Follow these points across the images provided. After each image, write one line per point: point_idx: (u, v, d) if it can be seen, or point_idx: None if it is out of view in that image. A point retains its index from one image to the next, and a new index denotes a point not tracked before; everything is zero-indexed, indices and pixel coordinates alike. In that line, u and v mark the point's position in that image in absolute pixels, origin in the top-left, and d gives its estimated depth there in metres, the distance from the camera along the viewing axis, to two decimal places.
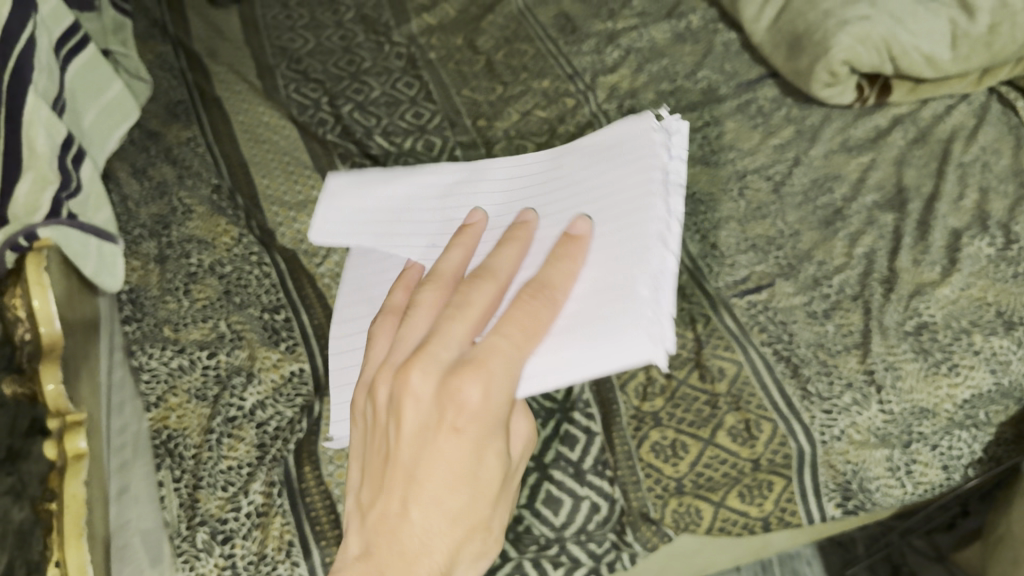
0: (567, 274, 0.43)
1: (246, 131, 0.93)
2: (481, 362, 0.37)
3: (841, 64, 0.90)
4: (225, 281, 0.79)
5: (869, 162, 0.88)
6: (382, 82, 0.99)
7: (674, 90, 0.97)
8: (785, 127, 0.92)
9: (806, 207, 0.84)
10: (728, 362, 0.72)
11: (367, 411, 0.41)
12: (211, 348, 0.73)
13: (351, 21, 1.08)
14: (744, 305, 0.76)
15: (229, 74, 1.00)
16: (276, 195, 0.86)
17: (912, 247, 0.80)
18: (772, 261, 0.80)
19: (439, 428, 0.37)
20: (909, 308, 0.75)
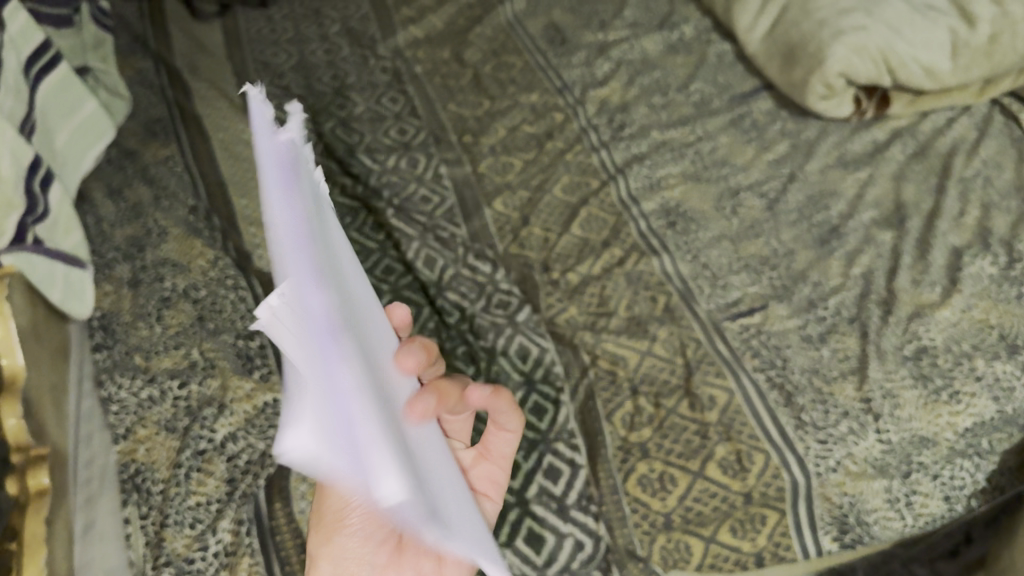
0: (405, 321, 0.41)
1: (225, 149, 0.91)
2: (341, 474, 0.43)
3: (836, 76, 0.87)
4: (200, 306, 0.77)
5: (866, 177, 0.85)
6: (367, 97, 0.97)
7: (666, 103, 0.94)
8: (780, 142, 0.89)
9: (801, 225, 0.81)
10: (718, 390, 0.69)
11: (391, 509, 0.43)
12: (183, 378, 0.71)
13: (337, 35, 1.06)
14: (737, 329, 0.73)
15: (210, 90, 0.98)
16: (255, 216, 0.84)
17: (911, 267, 0.77)
18: (765, 282, 0.77)
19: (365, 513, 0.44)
20: (908, 331, 0.72)
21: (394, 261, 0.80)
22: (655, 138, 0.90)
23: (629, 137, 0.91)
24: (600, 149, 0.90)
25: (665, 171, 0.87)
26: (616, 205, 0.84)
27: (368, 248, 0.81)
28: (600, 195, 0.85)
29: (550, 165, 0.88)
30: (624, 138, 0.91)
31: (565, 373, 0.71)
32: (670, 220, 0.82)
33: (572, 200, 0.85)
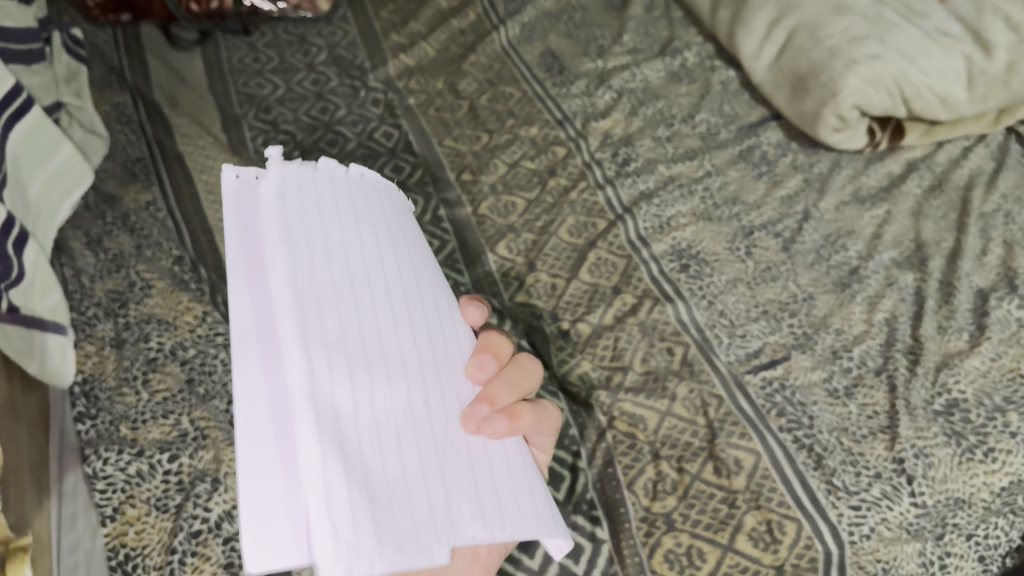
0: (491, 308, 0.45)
1: (210, 192, 0.86)
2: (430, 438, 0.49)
3: (851, 108, 0.83)
4: (188, 369, 0.72)
5: (884, 215, 0.82)
6: (358, 131, 0.92)
7: (671, 135, 0.90)
8: (792, 176, 0.86)
9: (819, 267, 0.78)
10: (744, 453, 0.65)
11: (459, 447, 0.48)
12: (173, 451, 0.67)
13: (324, 63, 1.01)
14: (758, 383, 0.70)
15: (192, 126, 0.93)
16: None
17: (936, 311, 0.74)
18: (786, 330, 0.74)
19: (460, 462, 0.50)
20: (937, 384, 0.69)
21: None
22: (662, 173, 0.87)
23: (635, 173, 0.87)
24: (605, 185, 0.86)
25: (674, 210, 0.83)
26: (626, 247, 0.80)
27: None
28: (608, 237, 0.81)
29: (554, 205, 0.84)
30: (630, 174, 0.87)
31: (581, 437, 0.66)
32: (683, 263, 0.79)
33: (579, 242, 0.81)
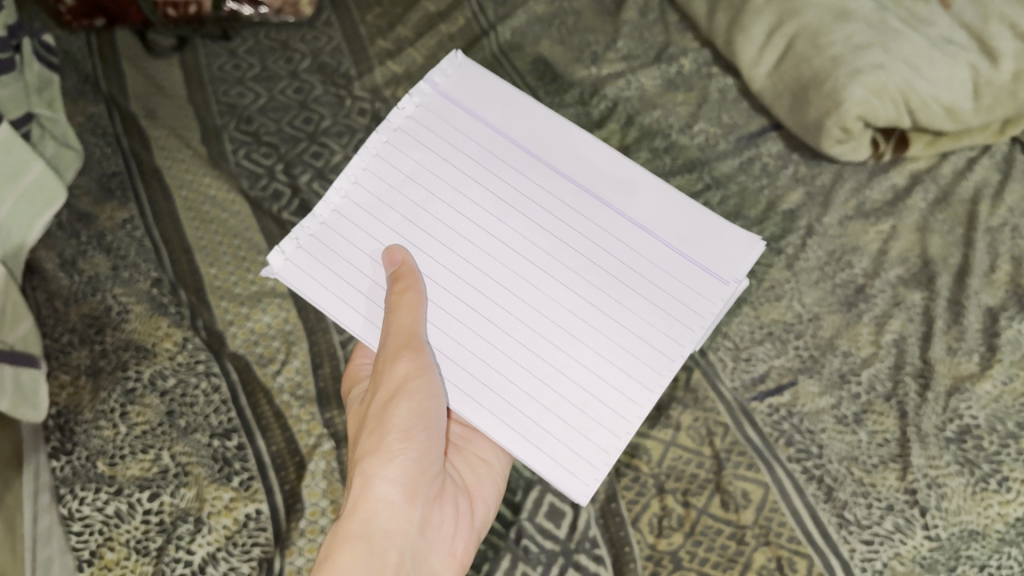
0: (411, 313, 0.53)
1: (189, 209, 0.82)
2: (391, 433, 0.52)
3: (855, 120, 0.81)
4: (168, 400, 0.69)
5: (889, 230, 0.79)
6: (345, 144, 0.89)
7: (669, 146, 0.88)
8: (794, 189, 0.83)
9: (824, 285, 0.75)
10: (752, 485, 0.64)
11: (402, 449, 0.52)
12: (153, 489, 0.64)
13: (308, 70, 0.97)
14: (765, 411, 0.67)
15: (170, 138, 0.89)
16: (225, 287, 0.76)
17: (945, 332, 0.72)
18: (792, 353, 0.71)
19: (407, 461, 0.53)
20: (949, 409, 0.67)
21: None
22: None
23: None
24: None
25: None
26: None
27: None
28: None
29: None
30: None
31: None
32: None
33: None
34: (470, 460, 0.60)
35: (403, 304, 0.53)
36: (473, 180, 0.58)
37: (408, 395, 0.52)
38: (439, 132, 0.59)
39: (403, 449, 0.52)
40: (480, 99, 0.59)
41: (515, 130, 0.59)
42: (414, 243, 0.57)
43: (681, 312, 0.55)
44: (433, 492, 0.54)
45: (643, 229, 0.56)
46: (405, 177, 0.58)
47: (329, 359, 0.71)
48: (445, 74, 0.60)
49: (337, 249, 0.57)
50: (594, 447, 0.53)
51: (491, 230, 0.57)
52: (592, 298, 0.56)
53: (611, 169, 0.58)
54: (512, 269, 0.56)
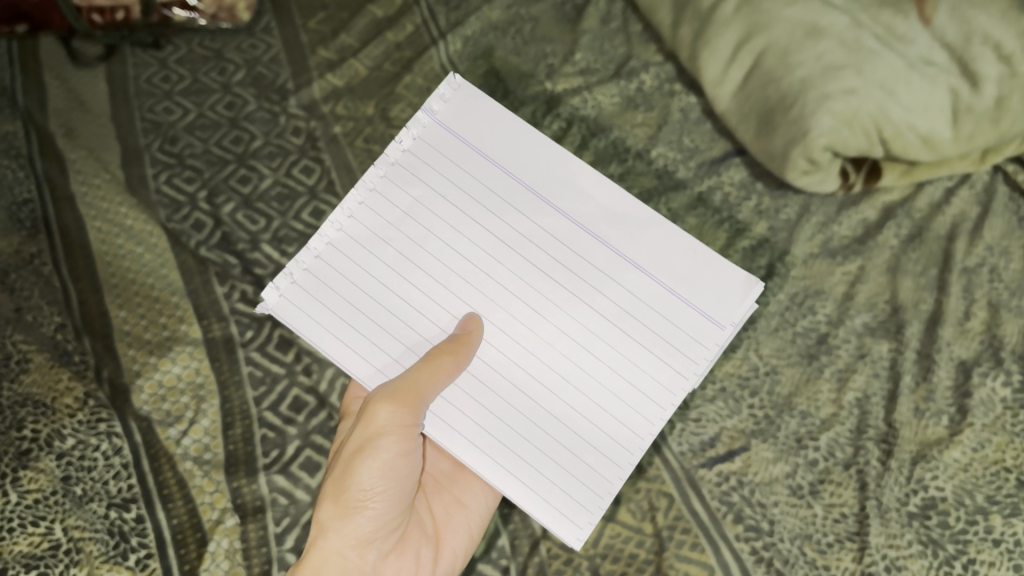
0: (437, 371, 0.60)
1: (102, 242, 0.76)
2: (356, 487, 0.60)
3: (822, 150, 0.75)
4: (65, 465, 0.64)
5: (856, 271, 0.73)
6: (275, 167, 0.82)
7: (624, 173, 0.82)
8: (757, 223, 0.77)
9: (784, 334, 0.69)
10: (695, 567, 0.63)
11: (365, 503, 0.60)
12: (41, 568, 0.61)
13: (241, 83, 0.88)
14: (714, 480, 0.64)
15: (87, 159, 0.82)
16: (134, 332, 0.70)
17: (913, 390, 0.67)
18: (745, 412, 0.66)
19: (372, 515, 0.61)
20: (913, 480, 0.64)
21: (305, 394, 0.67)
22: None
23: None
24: None
25: None
26: None
27: (274, 375, 0.68)
28: None
29: None
30: None
31: (510, 551, 0.66)
32: None
33: None
34: (448, 502, 0.67)
35: (433, 363, 0.60)
36: (465, 222, 0.66)
37: (379, 453, 0.60)
38: (438, 165, 0.67)
39: (373, 497, 0.60)
40: (482, 136, 0.67)
41: (516, 167, 0.66)
42: (408, 277, 0.66)
43: (683, 361, 0.63)
44: (388, 543, 0.63)
45: (642, 269, 0.64)
46: (408, 209, 0.67)
47: (241, 418, 0.66)
48: (445, 104, 0.67)
49: (337, 287, 0.65)
50: (590, 495, 0.64)
51: (486, 269, 0.66)
52: (585, 342, 0.64)
53: (610, 207, 0.65)
54: (502, 302, 0.65)
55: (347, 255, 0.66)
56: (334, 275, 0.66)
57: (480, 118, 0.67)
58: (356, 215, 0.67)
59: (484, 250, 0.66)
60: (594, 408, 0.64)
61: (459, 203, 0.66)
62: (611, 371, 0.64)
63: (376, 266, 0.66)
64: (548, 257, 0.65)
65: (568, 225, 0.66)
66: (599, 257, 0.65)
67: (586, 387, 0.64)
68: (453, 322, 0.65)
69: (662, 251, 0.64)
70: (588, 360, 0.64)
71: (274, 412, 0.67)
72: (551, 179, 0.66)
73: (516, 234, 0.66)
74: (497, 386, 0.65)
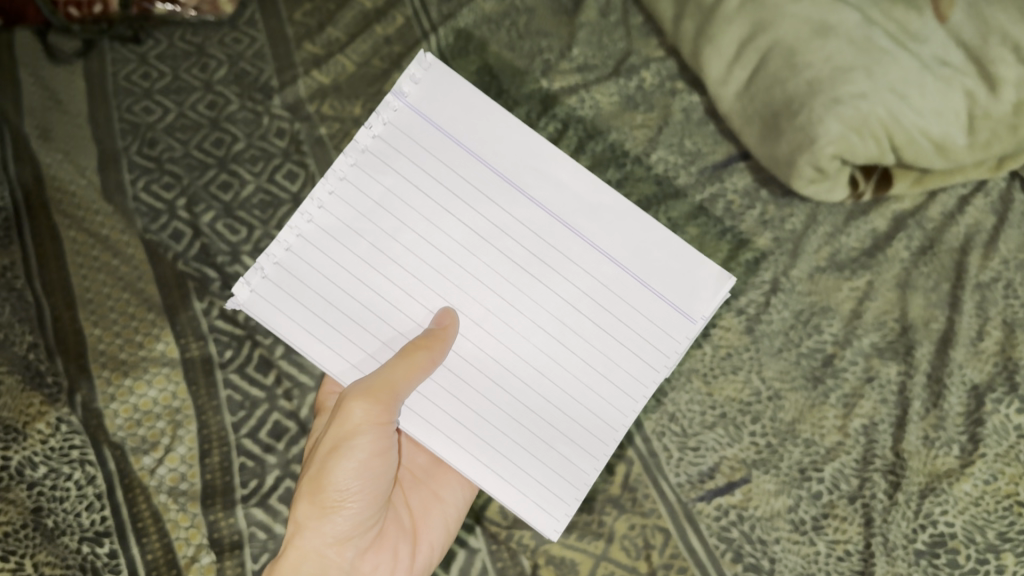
0: (407, 371, 0.54)
1: (77, 253, 0.72)
2: (333, 487, 0.56)
3: (830, 158, 0.71)
4: (36, 496, 0.62)
5: (864, 287, 0.70)
6: (258, 172, 0.78)
7: (623, 179, 0.79)
8: (761, 234, 0.74)
9: (788, 355, 0.67)
10: None
11: (343, 503, 0.57)
12: None
13: (223, 80, 0.83)
14: (713, 515, 0.63)
15: (62, 162, 0.78)
16: (109, 352, 0.67)
17: (921, 418, 0.65)
18: (746, 440, 0.64)
19: (351, 514, 0.57)
20: (922, 515, 0.62)
21: (285, 419, 0.66)
22: None
23: None
24: None
25: None
26: None
27: (253, 399, 0.66)
28: None
29: None
30: None
31: None
32: None
33: None
34: (426, 496, 0.64)
35: (404, 361, 0.54)
36: (436, 208, 0.57)
37: (354, 450, 0.56)
38: (402, 143, 0.57)
39: (350, 496, 0.57)
40: (448, 111, 0.57)
41: (489, 150, 0.57)
42: (376, 271, 0.58)
43: (654, 355, 0.58)
44: (366, 540, 0.59)
45: (619, 264, 0.57)
46: (371, 195, 0.57)
47: (219, 445, 0.65)
48: (415, 82, 0.56)
49: (308, 280, 0.58)
50: (566, 486, 0.60)
51: (457, 260, 0.58)
52: (564, 338, 0.58)
53: (588, 196, 0.57)
54: (478, 297, 0.58)
55: (311, 246, 0.58)
56: (297, 271, 0.58)
57: (442, 89, 0.57)
58: (316, 202, 0.57)
59: (455, 240, 0.57)
60: (572, 403, 0.59)
61: (426, 189, 0.57)
62: (592, 368, 0.58)
63: (341, 258, 0.58)
64: (524, 250, 0.57)
65: (544, 214, 0.57)
66: (578, 248, 0.57)
67: (566, 385, 0.59)
68: (428, 316, 0.58)
69: (640, 240, 0.57)
70: (566, 357, 0.58)
71: (252, 440, 0.65)
72: (525, 161, 0.57)
73: (489, 224, 0.57)
74: (472, 387, 0.58)
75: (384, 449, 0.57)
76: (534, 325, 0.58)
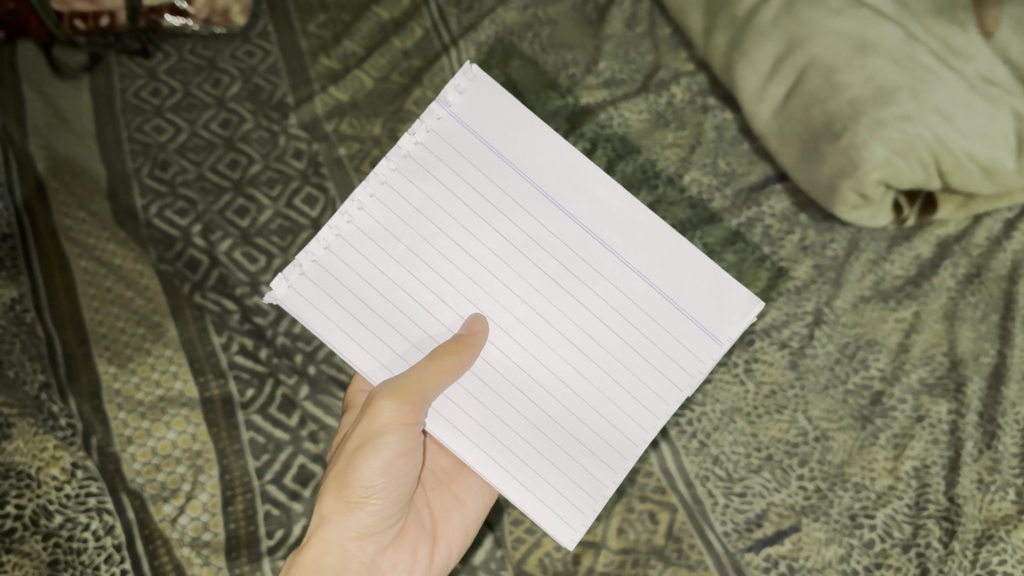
0: (439, 372, 0.52)
1: (89, 284, 0.69)
2: (359, 483, 0.54)
3: (875, 184, 0.68)
4: (52, 548, 0.60)
5: (910, 319, 0.68)
6: (276, 196, 0.75)
7: (655, 202, 0.76)
8: (802, 260, 0.71)
9: (834, 392, 0.65)
10: None
11: (367, 499, 0.55)
12: None
13: (237, 97, 0.79)
14: (762, 565, 0.62)
15: (69, 185, 0.74)
16: (125, 391, 0.66)
17: (975, 460, 0.63)
18: (795, 485, 0.63)
19: (375, 511, 0.55)
20: (978, 565, 0.61)
21: (311, 463, 0.65)
22: None
23: None
24: None
25: None
26: None
27: (277, 442, 0.65)
28: None
29: None
30: None
31: None
32: None
33: None
34: (446, 497, 0.62)
35: (436, 362, 0.52)
36: (468, 214, 0.54)
37: (382, 445, 0.54)
38: (439, 147, 0.54)
39: (375, 493, 0.55)
40: (490, 120, 0.54)
41: (530, 161, 0.54)
42: (404, 279, 0.55)
43: (679, 373, 0.55)
44: (388, 538, 0.57)
45: (650, 280, 0.54)
46: (405, 197, 0.54)
47: (241, 491, 0.64)
48: (460, 91, 0.53)
49: (345, 280, 0.54)
50: (584, 495, 0.57)
51: (487, 268, 0.55)
52: (591, 354, 0.55)
53: (624, 213, 0.54)
54: (507, 308, 0.55)
55: (342, 251, 0.55)
56: (328, 273, 0.54)
57: (487, 95, 0.54)
58: (353, 201, 0.54)
59: (485, 247, 0.55)
60: (597, 419, 0.56)
61: (460, 195, 0.54)
62: (617, 385, 0.56)
63: (370, 263, 0.55)
64: (554, 261, 0.54)
65: (578, 228, 0.54)
66: (609, 265, 0.54)
67: (591, 401, 0.56)
68: (458, 322, 0.55)
69: (673, 260, 0.54)
70: (593, 373, 0.55)
71: (277, 486, 0.64)
72: (564, 173, 0.54)
73: (522, 233, 0.54)
74: (497, 399, 0.56)
75: (411, 448, 0.55)
76: (563, 340, 0.55)
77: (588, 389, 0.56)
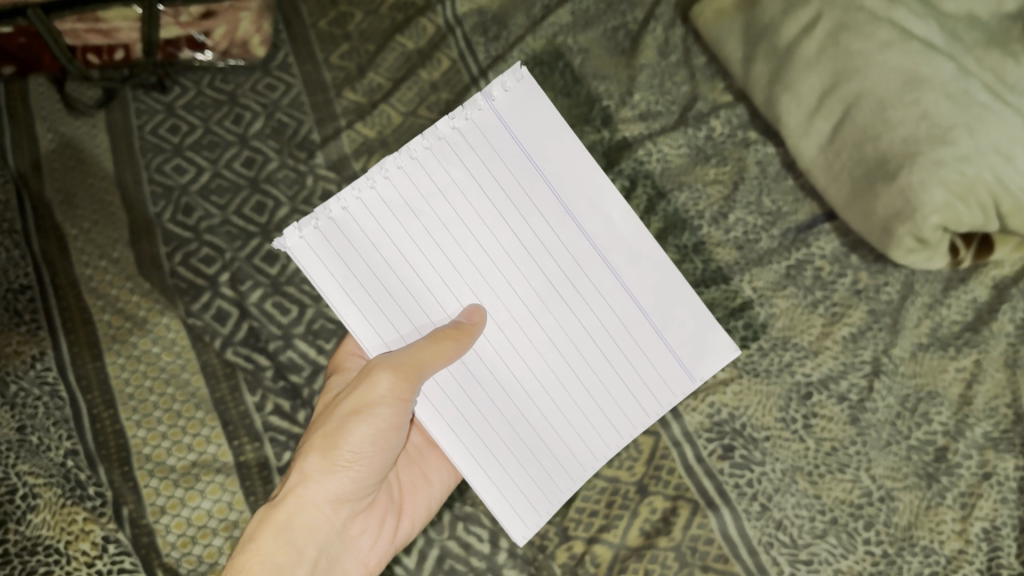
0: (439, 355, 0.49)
1: (116, 342, 0.68)
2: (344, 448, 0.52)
3: (934, 228, 0.65)
4: None
5: (971, 369, 0.67)
6: None
7: (700, 244, 0.72)
8: (856, 305, 0.69)
9: (897, 449, 0.65)
10: None
11: (349, 466, 0.52)
12: None
13: (260, 134, 0.76)
14: None
15: (89, 233, 0.71)
16: (156, 455, 0.65)
17: None
18: (862, 551, 0.62)
19: (355, 479, 0.53)
20: None
21: None
22: None
23: None
24: None
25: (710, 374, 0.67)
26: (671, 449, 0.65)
27: None
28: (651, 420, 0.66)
29: None
30: None
31: None
32: (727, 444, 0.65)
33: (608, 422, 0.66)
34: (414, 475, 0.60)
35: (438, 345, 0.49)
36: (479, 205, 0.50)
37: (373, 416, 0.51)
38: (469, 136, 0.49)
39: (358, 461, 0.52)
40: (532, 127, 0.49)
41: (556, 170, 0.49)
42: (412, 259, 0.51)
43: (651, 402, 0.53)
44: (360, 505, 0.55)
45: (643, 309, 0.51)
46: (426, 174, 0.50)
47: None
48: (506, 89, 0.49)
49: (358, 245, 0.50)
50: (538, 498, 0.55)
51: (495, 265, 0.51)
52: (576, 365, 0.53)
53: (635, 241, 0.50)
54: (510, 308, 0.52)
55: (357, 215, 0.50)
56: (342, 231, 0.50)
57: (535, 98, 0.49)
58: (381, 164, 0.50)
59: (489, 241, 0.51)
60: (567, 428, 0.54)
61: (478, 190, 0.50)
62: (594, 400, 0.53)
63: (381, 235, 0.50)
64: (557, 267, 0.51)
65: (586, 242, 0.50)
66: (606, 286, 0.51)
67: (566, 409, 0.53)
68: (458, 309, 0.51)
69: (666, 299, 0.51)
70: (572, 382, 0.53)
71: None
72: (587, 187, 0.50)
73: (530, 235, 0.51)
74: (483, 396, 0.53)
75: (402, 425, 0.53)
76: (553, 346, 0.52)
77: (566, 397, 0.53)
